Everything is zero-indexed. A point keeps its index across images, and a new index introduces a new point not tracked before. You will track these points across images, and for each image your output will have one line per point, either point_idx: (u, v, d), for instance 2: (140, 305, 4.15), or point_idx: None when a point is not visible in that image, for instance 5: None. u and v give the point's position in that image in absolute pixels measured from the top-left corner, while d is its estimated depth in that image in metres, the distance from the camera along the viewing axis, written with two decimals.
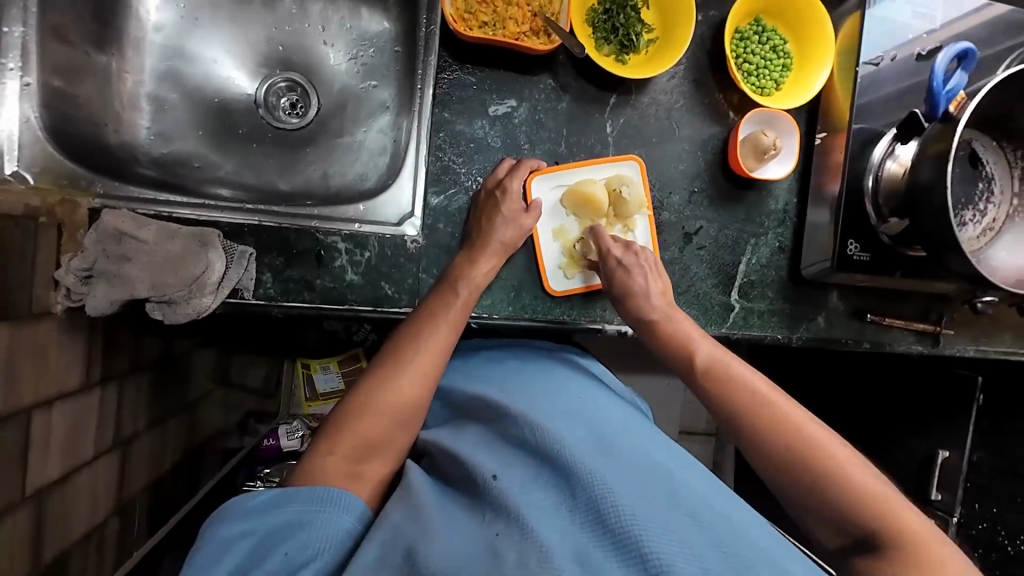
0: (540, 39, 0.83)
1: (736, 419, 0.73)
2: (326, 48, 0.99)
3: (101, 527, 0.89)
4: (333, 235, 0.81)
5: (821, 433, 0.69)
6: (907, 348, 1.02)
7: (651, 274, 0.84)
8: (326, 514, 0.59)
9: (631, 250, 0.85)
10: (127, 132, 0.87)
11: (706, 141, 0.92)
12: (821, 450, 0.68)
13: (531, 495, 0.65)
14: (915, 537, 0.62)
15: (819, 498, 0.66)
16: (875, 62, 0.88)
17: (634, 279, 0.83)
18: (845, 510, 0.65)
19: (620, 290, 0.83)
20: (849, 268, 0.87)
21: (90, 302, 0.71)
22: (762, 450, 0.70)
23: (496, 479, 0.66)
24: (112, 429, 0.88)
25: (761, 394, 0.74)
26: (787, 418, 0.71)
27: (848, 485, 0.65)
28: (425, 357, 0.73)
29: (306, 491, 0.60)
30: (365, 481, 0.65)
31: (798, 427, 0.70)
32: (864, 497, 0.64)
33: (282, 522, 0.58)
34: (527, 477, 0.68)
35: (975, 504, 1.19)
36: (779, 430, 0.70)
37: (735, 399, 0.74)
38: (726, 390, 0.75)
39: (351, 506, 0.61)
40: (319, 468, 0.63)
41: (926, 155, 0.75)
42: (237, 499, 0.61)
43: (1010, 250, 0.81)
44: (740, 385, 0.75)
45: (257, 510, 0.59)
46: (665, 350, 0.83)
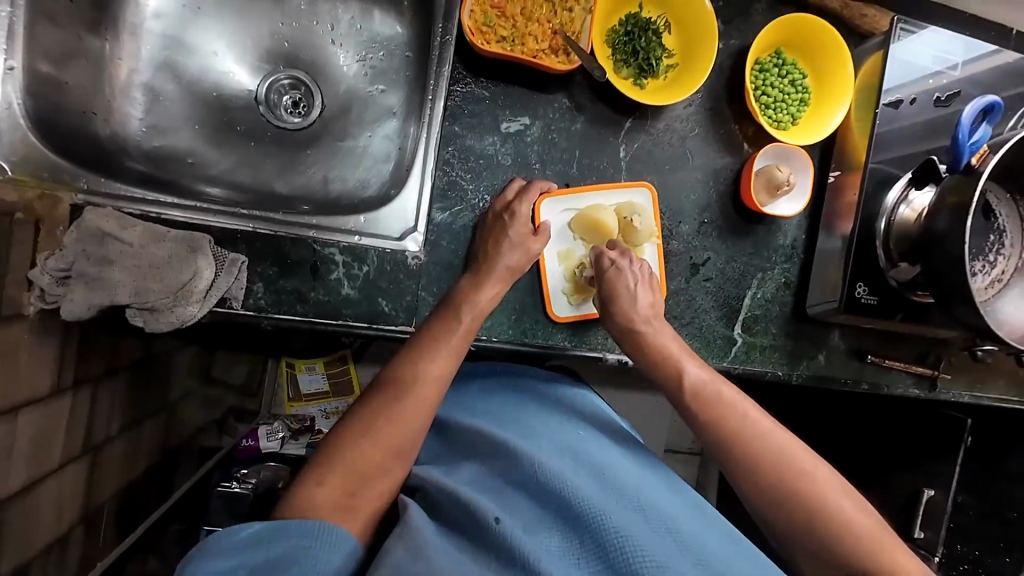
0: (558, 57, 0.80)
1: (727, 447, 0.70)
2: (334, 48, 0.96)
3: (65, 537, 0.84)
4: (331, 247, 0.78)
5: (814, 465, 0.67)
6: (904, 391, 1.01)
7: (641, 281, 0.82)
8: (318, 552, 0.54)
9: (628, 258, 0.83)
10: (117, 123, 0.82)
11: (718, 171, 0.91)
12: (815, 484, 0.65)
13: (537, 540, 0.64)
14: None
15: (811, 535, 0.63)
16: (894, 104, 0.86)
17: (621, 286, 0.80)
18: (836, 547, 0.62)
19: (606, 289, 0.80)
20: (855, 310, 0.86)
21: (65, 306, 0.67)
22: (753, 480, 0.68)
23: (499, 522, 0.64)
24: (82, 434, 0.84)
25: (755, 421, 0.71)
26: (781, 449, 0.68)
27: (840, 523, 0.62)
28: (425, 386, 0.69)
29: (297, 524, 0.55)
30: (358, 514, 0.61)
31: (792, 459, 0.67)
32: (857, 536, 0.62)
33: (271, 560, 0.53)
34: (530, 518, 0.67)
35: (958, 545, 1.19)
36: (770, 461, 0.67)
37: (726, 426, 0.71)
38: (718, 414, 0.72)
39: (343, 543, 0.56)
40: (308, 502, 0.59)
41: (943, 205, 0.74)
42: (217, 535, 0.55)
43: (1018, 304, 0.80)
44: (729, 410, 0.72)
45: (243, 546, 0.53)
46: (653, 371, 0.79)
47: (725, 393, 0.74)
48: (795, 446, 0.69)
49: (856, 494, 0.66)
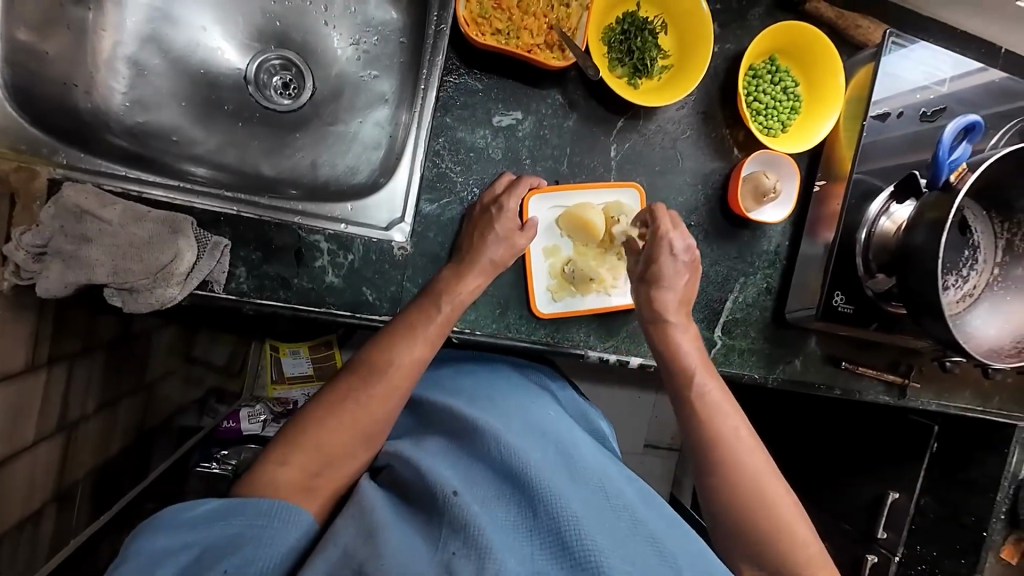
0: (554, 53, 0.80)
1: (704, 444, 0.72)
2: (328, 30, 0.94)
3: (36, 515, 0.84)
4: (315, 234, 0.77)
5: (774, 480, 0.70)
6: (875, 397, 1.04)
7: (684, 275, 0.83)
8: (272, 530, 0.56)
9: (681, 233, 0.82)
10: (99, 96, 0.80)
11: (707, 175, 0.91)
12: (772, 500, 0.68)
13: (492, 513, 0.65)
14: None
15: (757, 539, 0.67)
16: (881, 117, 0.87)
17: (668, 270, 0.81)
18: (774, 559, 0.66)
19: (654, 268, 0.81)
20: (832, 318, 0.88)
21: (40, 283, 0.65)
22: (718, 484, 0.70)
23: (456, 496, 0.64)
24: (57, 412, 0.83)
25: (736, 431, 0.73)
26: (750, 462, 0.71)
27: (785, 536, 0.67)
28: (397, 373, 0.69)
29: (252, 504, 0.57)
30: (317, 495, 0.63)
31: (758, 472, 0.70)
32: (795, 553, 0.66)
33: (227, 537, 0.55)
34: (489, 494, 0.68)
35: (917, 546, 1.24)
36: (739, 470, 0.70)
37: (710, 428, 0.73)
38: (705, 417, 0.74)
39: (297, 523, 0.58)
40: (268, 478, 0.60)
41: (922, 220, 0.76)
42: (173, 508, 0.57)
43: (986, 318, 0.82)
44: (719, 413, 0.74)
45: (198, 522, 0.55)
46: (661, 351, 0.80)
47: (718, 401, 0.75)
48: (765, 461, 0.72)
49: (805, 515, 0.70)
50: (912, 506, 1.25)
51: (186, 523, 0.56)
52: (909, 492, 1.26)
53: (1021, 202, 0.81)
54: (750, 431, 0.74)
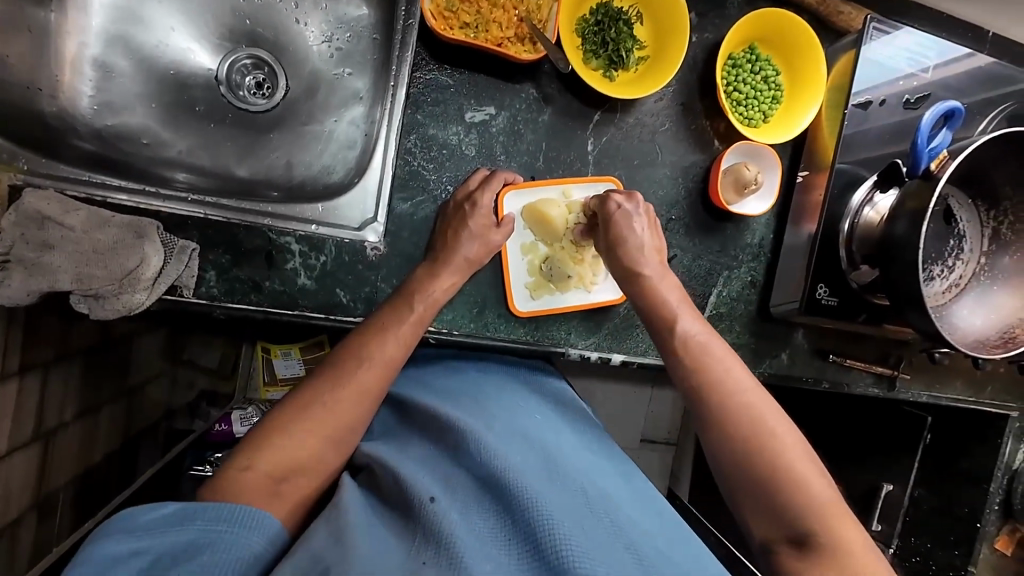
0: (525, 46, 0.78)
1: (699, 391, 0.67)
2: (299, 27, 0.92)
3: (14, 524, 0.83)
4: (286, 236, 0.76)
5: (782, 425, 0.64)
6: (864, 390, 1.02)
7: (648, 229, 0.78)
8: (234, 534, 0.55)
9: (635, 202, 0.79)
10: (65, 99, 0.78)
11: (687, 168, 0.90)
12: (779, 443, 0.62)
13: (468, 521, 0.64)
14: (852, 553, 0.56)
15: (770, 493, 0.60)
16: (864, 105, 0.85)
17: (626, 232, 0.77)
18: (788, 508, 0.59)
19: (613, 234, 0.77)
20: (816, 311, 0.87)
21: (4, 291, 0.64)
22: (721, 432, 0.64)
23: (432, 502, 0.64)
24: (32, 420, 0.82)
25: (733, 375, 0.67)
26: (752, 408, 0.64)
27: (796, 483, 0.59)
28: (370, 372, 0.68)
29: (215, 507, 0.56)
30: (283, 501, 0.62)
31: (763, 417, 0.64)
32: (810, 502, 0.59)
33: (183, 542, 0.54)
34: (469, 500, 0.67)
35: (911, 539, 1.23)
36: (741, 416, 0.64)
37: (702, 373, 0.67)
38: (695, 363, 0.68)
39: (261, 526, 0.57)
40: (234, 481, 0.59)
41: (903, 210, 0.74)
42: (131, 512, 0.56)
43: (973, 309, 0.80)
44: (711, 357, 0.68)
45: (155, 527, 0.55)
46: (642, 304, 0.75)
47: (715, 347, 0.69)
48: (770, 404, 0.66)
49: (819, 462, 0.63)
50: (905, 498, 1.24)
51: (143, 528, 0.55)
52: (903, 485, 1.25)
53: (1006, 190, 0.79)
54: (750, 373, 0.68)
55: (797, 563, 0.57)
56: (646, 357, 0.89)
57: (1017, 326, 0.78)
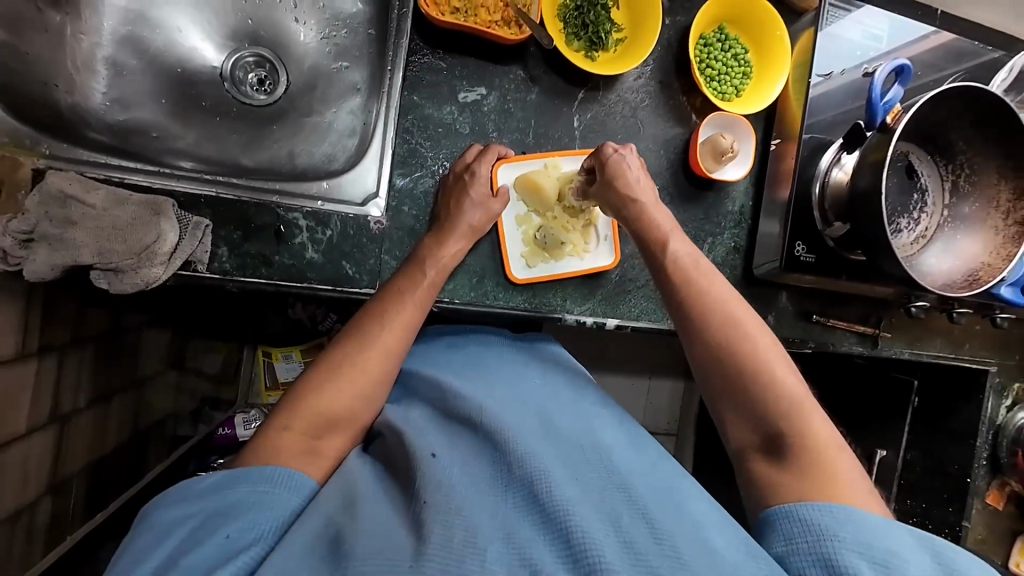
0: (511, 29, 0.85)
1: (686, 308, 0.73)
2: (297, 26, 0.98)
3: (32, 507, 0.85)
4: (294, 212, 0.80)
5: (764, 337, 0.69)
6: (848, 348, 1.07)
7: (640, 168, 0.84)
8: (276, 496, 0.58)
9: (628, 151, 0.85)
10: (79, 95, 0.83)
11: (668, 141, 0.96)
12: (757, 350, 0.67)
13: (469, 472, 0.64)
14: (819, 447, 0.61)
15: (754, 399, 0.65)
16: (825, 76, 0.93)
17: (624, 169, 0.82)
18: (765, 412, 0.65)
19: (613, 171, 0.81)
20: (796, 268, 0.92)
21: (28, 266, 0.68)
22: (703, 341, 0.70)
23: (433, 457, 0.65)
24: (49, 402, 0.85)
25: (715, 290, 0.73)
26: (732, 317, 0.70)
27: (776, 392, 0.65)
28: (393, 333, 0.72)
29: (254, 471, 0.59)
30: (319, 459, 0.65)
31: (742, 326, 0.69)
32: (781, 398, 0.65)
33: (229, 503, 0.56)
34: (467, 454, 0.68)
35: (908, 500, 1.27)
36: (727, 329, 0.69)
37: (690, 291, 0.73)
38: (684, 283, 0.74)
39: (299, 487, 0.60)
40: (273, 443, 0.62)
41: (865, 163, 0.80)
42: (182, 484, 0.59)
43: (940, 257, 0.86)
44: (698, 279, 0.74)
45: (202, 494, 0.57)
46: (641, 231, 0.80)
47: (693, 263, 0.76)
48: (754, 321, 0.70)
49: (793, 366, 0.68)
50: (899, 461, 1.28)
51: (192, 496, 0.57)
52: (895, 448, 1.29)
53: (961, 144, 0.86)
54: (734, 290, 0.74)
55: (767, 458, 0.64)
56: (639, 321, 0.93)
57: (981, 269, 0.83)
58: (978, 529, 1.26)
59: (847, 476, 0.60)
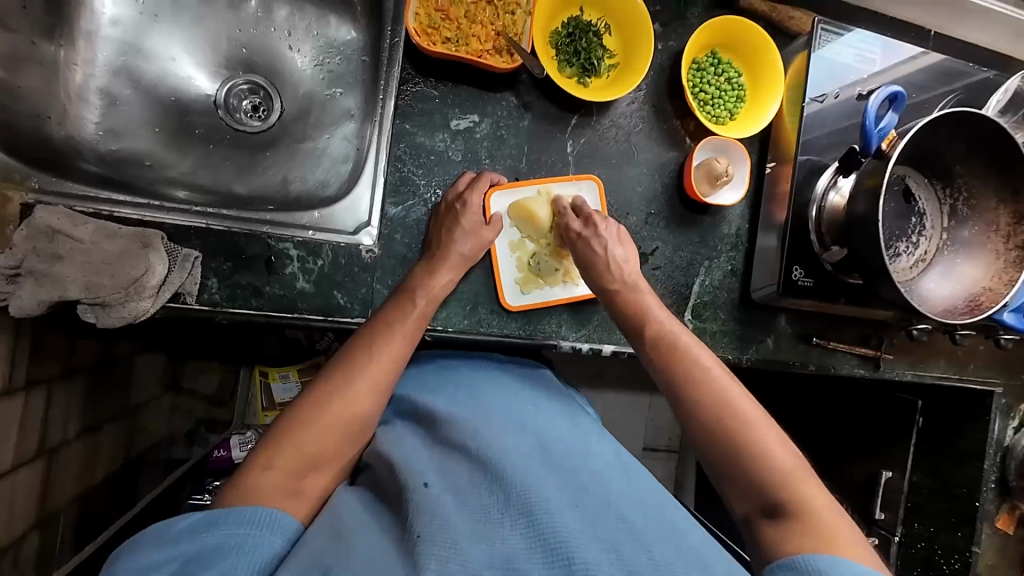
0: (502, 58, 0.85)
1: (674, 386, 0.73)
2: (291, 53, 0.98)
3: (17, 543, 0.84)
4: (285, 242, 0.80)
5: (751, 408, 0.69)
6: (850, 371, 1.05)
7: (614, 240, 0.85)
8: (258, 537, 0.56)
9: (595, 226, 0.85)
10: (72, 126, 0.83)
11: (662, 165, 0.95)
12: (745, 424, 0.68)
13: (464, 501, 0.62)
14: (818, 516, 0.60)
15: (748, 474, 0.65)
16: (820, 99, 0.92)
17: (598, 250, 0.83)
18: (760, 483, 0.64)
19: (581, 257, 0.84)
20: (794, 292, 0.91)
21: (14, 302, 0.67)
22: (693, 419, 0.71)
23: (425, 487, 0.62)
24: (36, 436, 0.84)
25: (704, 367, 0.73)
26: (721, 394, 0.70)
27: (769, 464, 0.65)
28: (381, 367, 0.71)
29: (237, 512, 0.58)
30: (303, 497, 0.64)
31: (732, 403, 0.69)
32: (775, 470, 0.64)
33: (208, 546, 0.54)
34: (463, 482, 0.65)
35: (915, 524, 1.23)
36: (714, 405, 0.70)
37: (677, 369, 0.74)
38: (670, 359, 0.75)
39: (283, 527, 0.59)
40: (255, 482, 0.61)
41: (861, 189, 0.79)
42: (158, 525, 0.57)
43: (940, 281, 0.85)
44: (686, 354, 0.75)
45: (180, 536, 0.55)
46: (623, 317, 0.81)
47: (682, 341, 0.76)
48: (741, 394, 0.71)
49: (781, 431, 0.68)
50: (905, 483, 1.25)
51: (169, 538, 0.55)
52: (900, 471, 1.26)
53: (957, 168, 0.85)
54: (720, 364, 0.74)
55: (771, 529, 0.62)
56: None
57: (983, 294, 0.82)
58: (987, 554, 1.22)
59: (849, 542, 0.59)
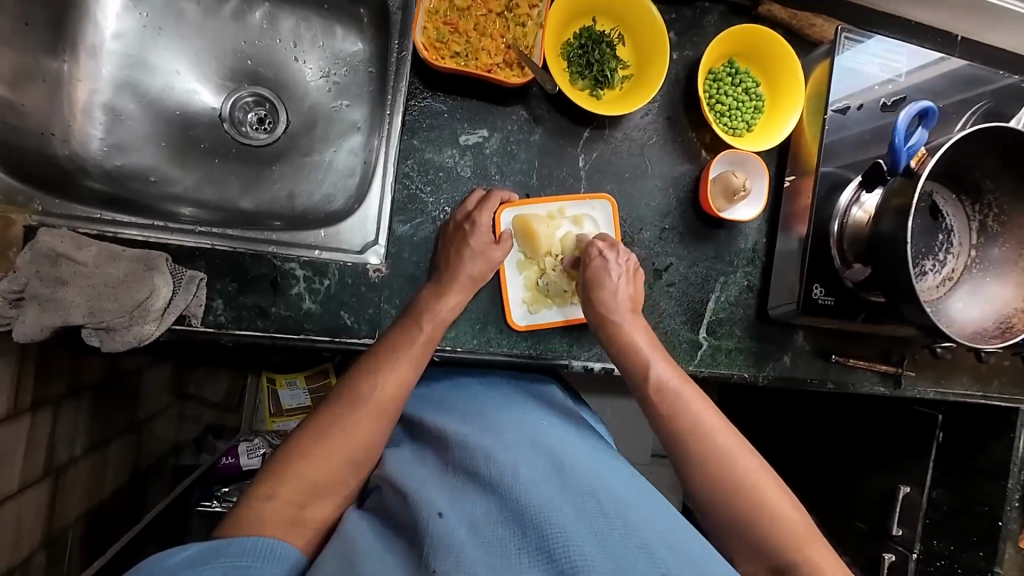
0: (514, 71, 0.83)
1: (676, 439, 0.72)
2: (298, 64, 0.96)
3: (25, 563, 0.84)
4: (290, 262, 0.78)
5: (756, 466, 0.69)
6: (870, 389, 1.02)
7: (626, 280, 0.83)
8: (257, 569, 0.55)
9: (616, 252, 0.84)
10: (76, 143, 0.82)
11: (677, 178, 0.92)
12: (749, 481, 0.67)
13: (480, 532, 0.60)
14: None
15: (761, 538, 0.65)
16: (841, 109, 0.89)
17: (608, 280, 0.81)
18: (769, 545, 0.64)
19: (591, 276, 0.82)
20: (814, 311, 0.88)
21: (19, 328, 0.67)
22: (695, 471, 0.70)
23: (439, 517, 0.60)
24: (42, 456, 0.84)
25: (705, 418, 0.72)
26: (722, 448, 0.70)
27: (777, 524, 0.65)
28: (386, 391, 0.69)
29: (240, 543, 0.56)
30: (305, 527, 0.62)
31: (732, 457, 0.69)
32: (789, 533, 0.64)
33: None
34: (476, 509, 0.63)
35: (933, 541, 1.19)
36: (720, 463, 0.69)
37: (680, 420, 0.73)
38: (672, 410, 0.73)
39: (284, 558, 0.57)
40: (256, 513, 0.59)
41: (888, 208, 0.76)
42: (152, 558, 0.55)
43: (967, 301, 0.82)
44: (686, 407, 0.73)
45: (176, 569, 0.53)
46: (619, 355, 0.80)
47: (682, 389, 0.75)
48: (742, 448, 0.71)
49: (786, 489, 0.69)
50: (923, 499, 1.20)
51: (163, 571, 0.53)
52: (920, 486, 1.21)
53: (987, 183, 0.82)
54: (720, 416, 0.73)
55: None
56: None
57: (1014, 316, 0.80)
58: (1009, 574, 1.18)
59: None
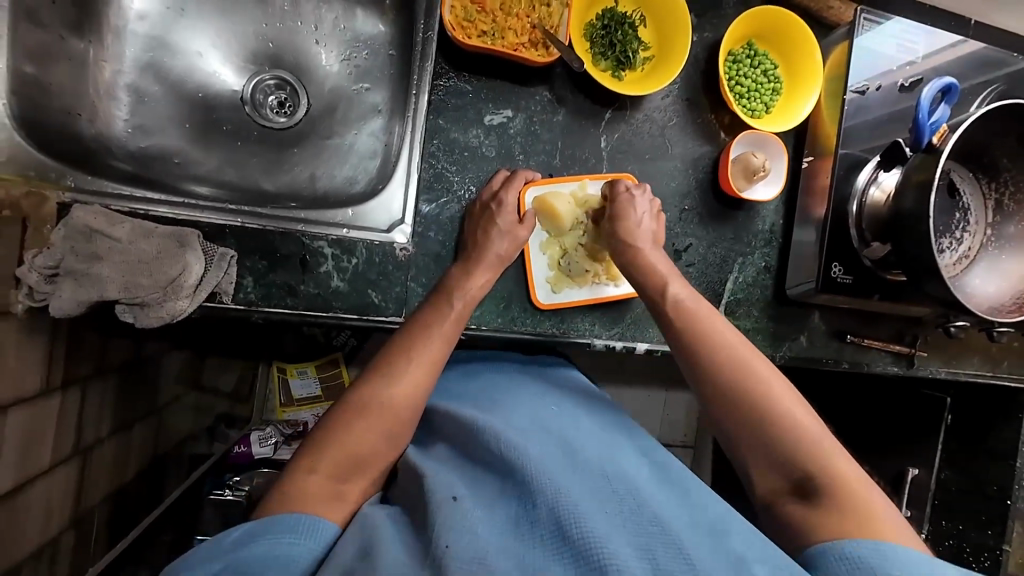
0: (539, 51, 0.83)
1: (686, 347, 0.72)
2: (318, 48, 0.97)
3: (54, 541, 0.85)
4: (319, 240, 0.79)
5: (770, 372, 0.68)
6: (883, 369, 1.03)
7: (651, 214, 0.84)
8: (301, 545, 0.56)
9: (642, 190, 0.85)
10: (102, 123, 0.82)
11: (697, 159, 0.93)
12: (760, 384, 0.66)
13: (495, 515, 0.60)
14: (848, 485, 0.60)
15: (777, 445, 0.64)
16: (860, 90, 0.90)
17: (631, 212, 0.82)
18: (786, 451, 0.63)
19: (618, 210, 0.82)
20: (832, 290, 0.89)
21: (56, 302, 0.68)
22: (707, 377, 0.69)
23: (455, 501, 0.61)
24: (72, 435, 0.85)
25: (717, 327, 0.72)
26: (734, 354, 0.69)
27: (792, 430, 0.64)
28: (418, 366, 0.70)
29: (282, 520, 0.57)
30: (345, 502, 0.63)
31: (745, 363, 0.68)
32: (801, 436, 0.63)
33: (253, 557, 0.54)
34: (493, 495, 0.64)
35: (943, 521, 1.21)
36: (733, 368, 0.68)
37: (692, 331, 0.72)
38: (684, 321, 0.73)
39: (324, 535, 0.58)
40: (300, 487, 0.60)
41: (909, 184, 0.78)
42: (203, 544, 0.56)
43: (984, 278, 0.83)
44: (695, 316, 0.73)
45: (226, 550, 0.54)
46: (634, 272, 0.80)
47: (695, 303, 0.75)
48: (755, 356, 0.70)
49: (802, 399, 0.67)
50: (932, 480, 1.22)
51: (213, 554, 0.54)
52: (929, 467, 1.22)
53: (1005, 162, 0.83)
54: (732, 328, 0.73)
55: (799, 508, 0.61)
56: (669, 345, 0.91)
57: None
58: None
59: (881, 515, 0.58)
